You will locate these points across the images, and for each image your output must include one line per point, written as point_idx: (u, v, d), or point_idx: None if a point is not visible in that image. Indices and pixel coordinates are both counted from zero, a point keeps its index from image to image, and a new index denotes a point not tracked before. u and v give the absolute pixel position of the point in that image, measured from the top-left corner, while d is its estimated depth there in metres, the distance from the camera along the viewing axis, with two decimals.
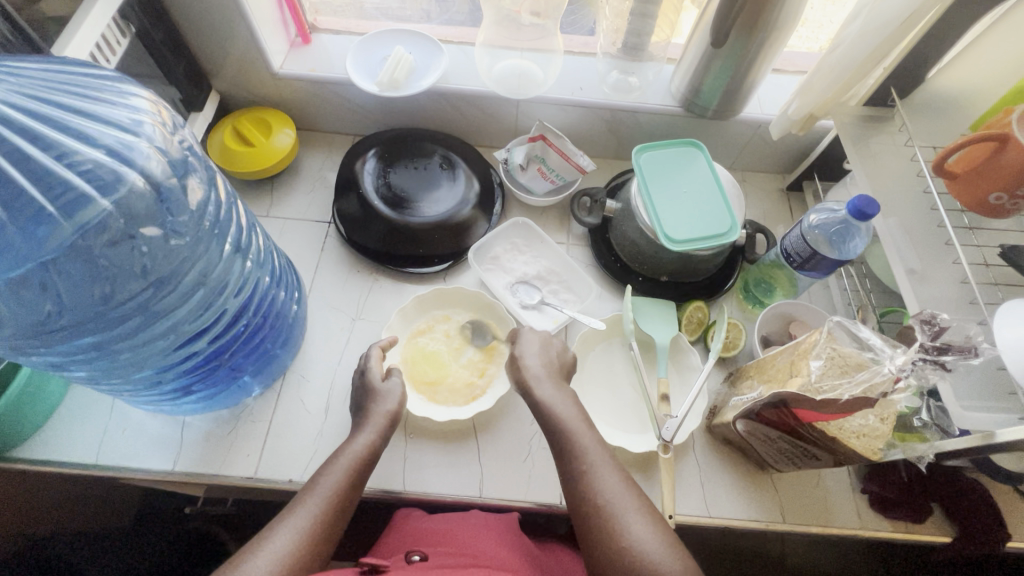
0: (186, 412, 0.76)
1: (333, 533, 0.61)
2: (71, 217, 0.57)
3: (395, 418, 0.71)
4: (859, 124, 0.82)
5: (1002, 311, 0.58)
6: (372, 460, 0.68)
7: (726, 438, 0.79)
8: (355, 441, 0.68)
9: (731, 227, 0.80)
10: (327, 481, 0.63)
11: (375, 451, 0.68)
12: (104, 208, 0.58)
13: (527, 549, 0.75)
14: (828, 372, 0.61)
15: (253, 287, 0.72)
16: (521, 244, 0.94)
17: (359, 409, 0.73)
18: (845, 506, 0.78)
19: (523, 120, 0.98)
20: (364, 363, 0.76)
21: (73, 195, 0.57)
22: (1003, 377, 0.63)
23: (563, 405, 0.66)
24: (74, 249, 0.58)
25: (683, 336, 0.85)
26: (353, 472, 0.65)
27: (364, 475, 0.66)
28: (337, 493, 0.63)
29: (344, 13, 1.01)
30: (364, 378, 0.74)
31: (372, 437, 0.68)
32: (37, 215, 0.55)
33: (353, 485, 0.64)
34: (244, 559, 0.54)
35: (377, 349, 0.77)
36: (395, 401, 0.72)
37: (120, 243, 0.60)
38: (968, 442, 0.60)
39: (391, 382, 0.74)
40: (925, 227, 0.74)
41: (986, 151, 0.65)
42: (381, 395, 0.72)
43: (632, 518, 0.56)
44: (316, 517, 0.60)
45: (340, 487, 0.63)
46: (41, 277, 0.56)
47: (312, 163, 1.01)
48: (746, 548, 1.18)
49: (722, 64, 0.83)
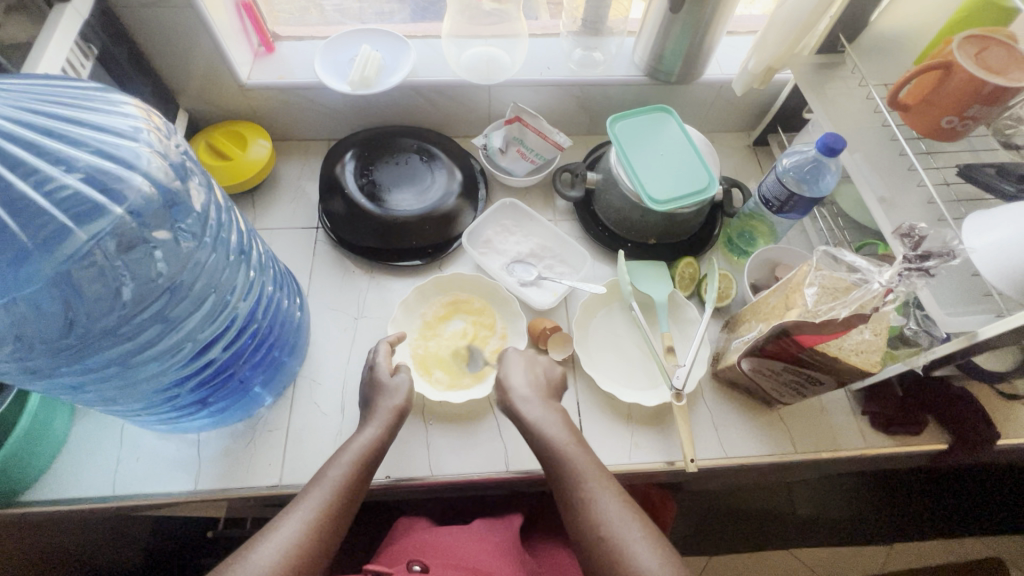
0: (199, 428, 0.75)
1: (341, 522, 0.63)
2: (84, 226, 0.56)
3: (401, 412, 0.71)
4: (815, 71, 0.87)
5: (968, 224, 0.65)
6: (380, 453, 0.68)
7: (732, 382, 0.82)
8: (362, 434, 0.69)
9: (710, 181, 0.84)
10: (334, 472, 0.64)
11: (383, 444, 0.69)
12: (115, 215, 0.57)
13: (524, 560, 0.80)
14: (822, 298, 0.65)
15: (259, 293, 0.72)
16: (510, 225, 0.96)
17: (370, 403, 0.73)
18: (849, 430, 0.82)
19: (496, 105, 1.00)
20: (374, 355, 0.77)
21: (82, 202, 0.56)
22: (977, 281, 0.68)
23: (544, 427, 0.69)
24: (88, 258, 0.57)
25: (678, 291, 0.89)
26: (359, 465, 0.66)
27: (372, 467, 0.67)
28: (346, 484, 0.64)
29: (303, 20, 1.01)
30: (375, 371, 0.75)
31: (378, 431, 0.69)
32: (49, 227, 0.55)
33: (362, 474, 0.66)
34: (253, 545, 0.57)
35: (386, 344, 0.77)
36: (402, 395, 0.72)
37: (133, 248, 0.60)
38: (954, 346, 0.66)
39: (398, 376, 0.74)
40: (888, 157, 0.80)
41: (935, 79, 0.70)
42: (397, 385, 0.73)
43: (575, 455, 0.66)
44: (323, 507, 0.61)
45: (349, 477, 0.64)
46: (57, 285, 0.55)
47: (291, 172, 1.01)
48: (756, 510, 1.33)
49: (680, 29, 0.86)
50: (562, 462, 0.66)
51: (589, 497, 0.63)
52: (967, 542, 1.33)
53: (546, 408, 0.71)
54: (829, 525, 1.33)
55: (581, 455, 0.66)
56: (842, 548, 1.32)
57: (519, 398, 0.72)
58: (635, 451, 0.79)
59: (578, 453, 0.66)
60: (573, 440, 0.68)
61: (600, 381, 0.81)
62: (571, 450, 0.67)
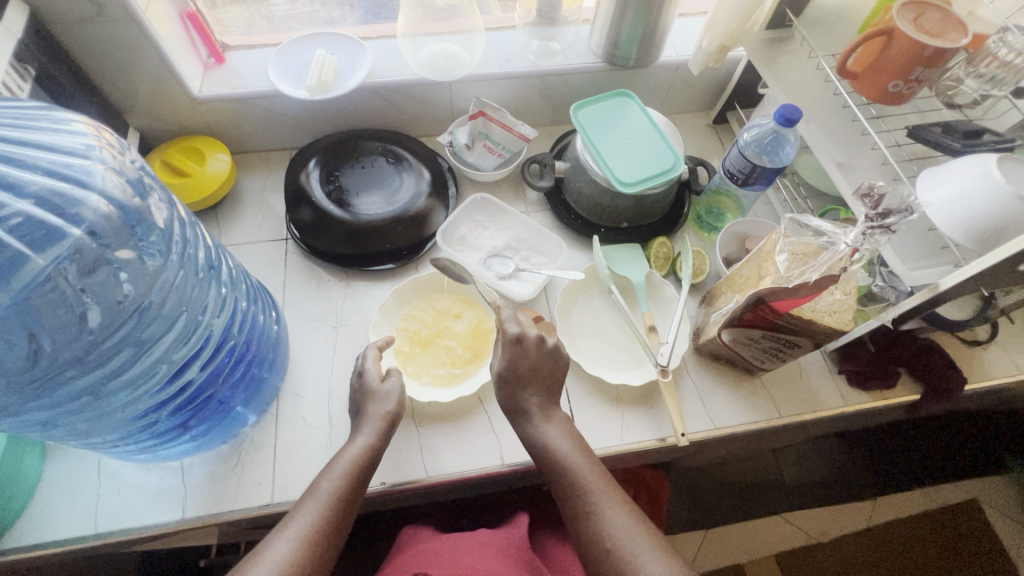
0: (180, 454, 0.72)
1: (338, 533, 0.61)
2: (43, 251, 0.54)
3: (394, 418, 0.71)
4: (766, 46, 0.89)
5: (922, 177, 0.69)
6: (373, 461, 0.67)
7: (714, 354, 0.84)
8: (355, 444, 0.68)
9: (676, 161, 0.85)
10: (327, 484, 0.63)
11: (376, 452, 0.68)
12: (75, 237, 0.55)
13: (531, 564, 0.80)
14: (793, 264, 0.67)
15: (233, 309, 0.70)
16: (483, 220, 0.96)
17: (360, 411, 0.72)
18: (828, 390, 0.85)
19: (458, 101, 1.00)
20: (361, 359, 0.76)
21: (38, 227, 0.54)
22: (934, 235, 0.72)
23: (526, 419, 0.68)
24: (50, 283, 0.55)
25: (655, 272, 0.90)
26: (353, 473, 0.65)
27: (365, 476, 0.66)
28: (338, 496, 0.62)
29: (252, 27, 0.98)
30: (365, 379, 0.73)
31: (372, 438, 0.68)
32: (5, 255, 0.52)
33: (355, 483, 0.64)
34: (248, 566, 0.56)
35: (372, 350, 0.76)
36: (395, 400, 0.71)
37: (97, 269, 0.57)
38: (919, 298, 0.69)
39: (389, 382, 0.72)
40: (842, 124, 0.82)
41: (878, 46, 0.73)
42: (388, 390, 0.72)
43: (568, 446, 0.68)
44: (317, 520, 0.60)
45: (342, 486, 0.63)
46: (18, 315, 0.53)
47: (253, 185, 0.98)
48: (745, 480, 1.37)
49: (634, 13, 0.87)
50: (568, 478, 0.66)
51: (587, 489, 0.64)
52: (946, 488, 1.40)
53: (534, 397, 0.71)
54: (816, 487, 1.38)
55: (568, 444, 0.68)
56: (829, 507, 1.37)
57: (503, 392, 0.72)
58: (627, 432, 0.80)
59: (566, 442, 0.68)
60: (558, 428, 0.69)
61: (587, 365, 0.82)
62: (562, 440, 0.68)
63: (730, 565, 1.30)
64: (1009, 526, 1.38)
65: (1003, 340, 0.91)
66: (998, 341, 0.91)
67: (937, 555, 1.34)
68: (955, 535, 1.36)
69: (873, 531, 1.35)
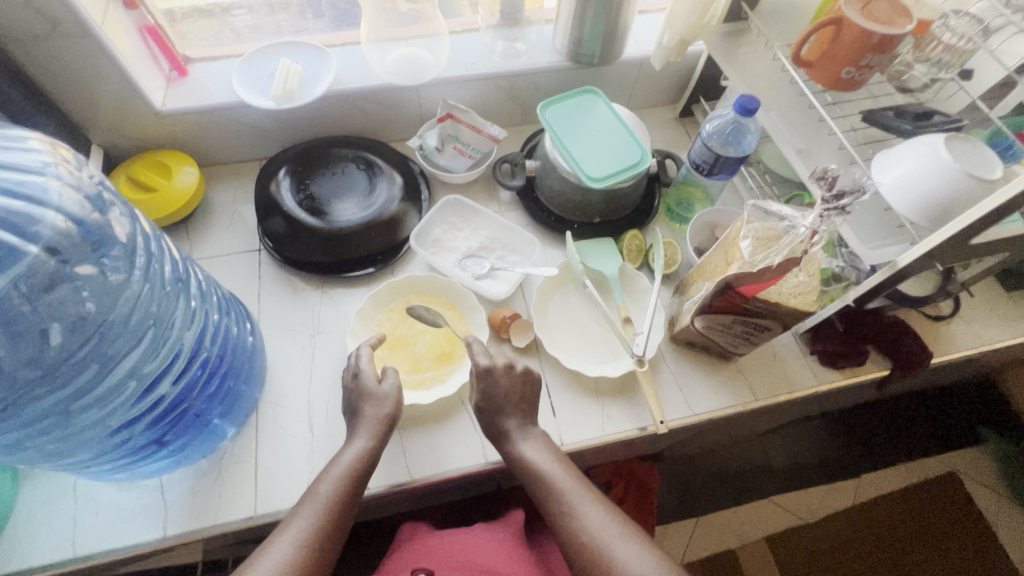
0: (157, 471, 0.71)
1: (335, 538, 0.61)
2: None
3: (392, 421, 0.70)
4: (725, 39, 0.91)
5: (877, 159, 0.71)
6: (370, 465, 0.67)
7: (689, 343, 0.86)
8: (352, 447, 0.67)
9: (643, 154, 0.87)
10: (325, 488, 0.63)
11: (373, 457, 0.68)
12: (32, 255, 0.54)
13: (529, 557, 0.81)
14: (757, 248, 0.69)
15: (203, 321, 0.70)
16: (457, 222, 0.96)
17: (354, 411, 0.71)
18: (801, 371, 0.87)
19: (426, 105, 1.00)
20: (357, 357, 0.75)
21: None
22: (891, 215, 0.74)
23: None
24: (7, 303, 0.53)
25: (628, 264, 0.91)
26: (351, 477, 0.65)
27: (362, 481, 0.66)
28: (335, 499, 0.62)
29: (214, 39, 0.97)
30: (361, 380, 0.72)
31: (368, 442, 0.68)
32: None
33: (353, 487, 0.64)
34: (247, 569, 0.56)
35: (366, 349, 0.75)
36: (391, 402, 0.71)
37: (57, 286, 0.56)
38: (880, 277, 0.71)
39: (387, 383, 0.72)
40: (800, 112, 0.85)
41: (829, 35, 0.76)
42: (386, 392, 0.71)
43: (541, 459, 0.68)
44: (314, 524, 0.60)
45: (341, 489, 0.63)
46: None
47: (224, 197, 0.97)
48: (731, 466, 1.40)
49: (595, 11, 0.88)
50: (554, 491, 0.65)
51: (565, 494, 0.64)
52: (925, 462, 1.44)
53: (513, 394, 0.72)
54: (802, 469, 1.41)
55: (541, 454, 0.69)
56: (817, 487, 1.40)
57: (482, 391, 0.72)
58: (608, 423, 0.81)
59: (541, 451, 0.69)
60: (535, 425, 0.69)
61: (565, 359, 0.83)
62: (535, 454, 0.69)
63: (723, 550, 1.32)
64: (988, 496, 1.41)
65: (966, 314, 0.94)
66: (961, 315, 0.94)
67: (921, 528, 1.37)
68: (937, 507, 1.40)
69: (857, 508, 1.38)
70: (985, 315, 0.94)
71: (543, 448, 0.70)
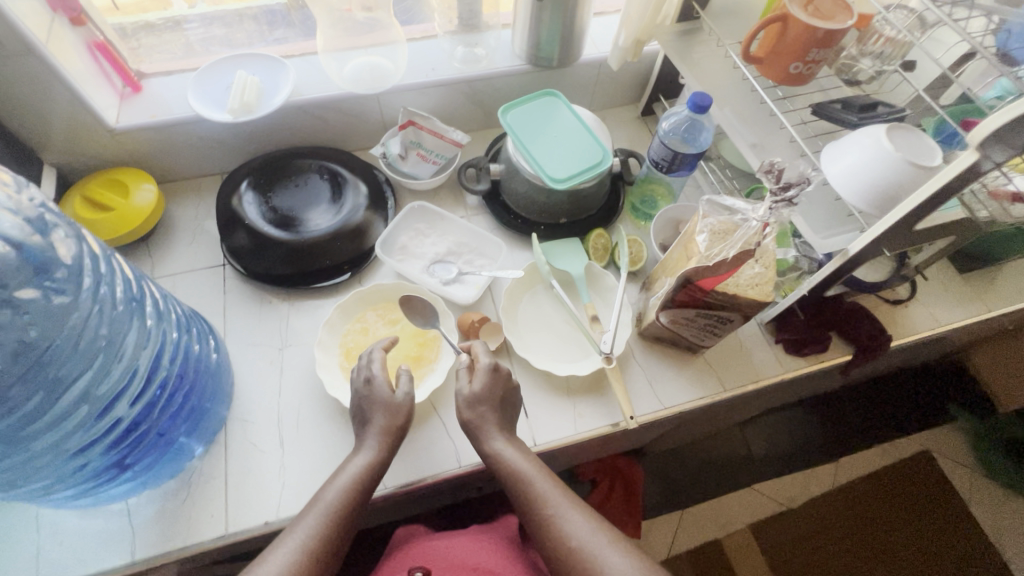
0: (121, 495, 0.70)
1: (337, 546, 0.61)
2: None
3: (401, 430, 0.69)
4: (679, 38, 0.93)
5: (826, 151, 0.73)
6: (377, 474, 0.67)
7: (657, 338, 0.87)
8: (359, 456, 0.67)
9: (603, 154, 0.88)
10: (329, 495, 0.63)
11: (380, 467, 0.67)
12: None
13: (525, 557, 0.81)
14: (713, 242, 0.70)
15: (158, 340, 0.68)
16: (424, 228, 0.96)
17: (364, 416, 0.70)
18: (768, 361, 0.89)
19: (388, 112, 1.00)
20: (367, 359, 0.74)
21: None
22: (841, 205, 0.76)
23: None
24: None
25: (594, 263, 0.93)
26: (357, 484, 0.64)
27: (366, 494, 0.65)
28: (340, 506, 0.62)
29: (168, 53, 0.96)
30: (376, 385, 0.71)
31: (376, 452, 0.67)
32: None
33: (358, 494, 0.64)
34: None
35: (380, 351, 0.74)
36: (403, 412, 0.70)
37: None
38: (833, 265, 0.73)
39: (401, 392, 0.71)
40: (753, 107, 0.87)
41: (776, 32, 0.78)
42: (400, 401, 0.70)
43: (526, 468, 0.67)
44: (317, 531, 0.59)
45: (345, 497, 0.63)
46: None
47: (186, 213, 0.96)
48: (712, 457, 1.42)
49: (550, 14, 0.89)
50: (540, 498, 0.65)
51: (547, 501, 0.64)
52: (899, 442, 1.48)
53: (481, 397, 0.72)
54: (781, 457, 1.44)
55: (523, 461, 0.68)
56: (797, 474, 1.42)
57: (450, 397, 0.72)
58: (580, 421, 0.81)
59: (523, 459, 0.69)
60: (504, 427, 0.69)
61: (535, 360, 0.83)
62: (517, 459, 0.68)
63: (708, 540, 1.34)
64: (960, 472, 1.46)
65: (923, 296, 0.97)
66: (918, 298, 0.97)
67: (899, 507, 1.41)
68: (912, 485, 1.43)
69: (837, 492, 1.41)
70: (941, 297, 0.98)
71: (523, 454, 0.69)
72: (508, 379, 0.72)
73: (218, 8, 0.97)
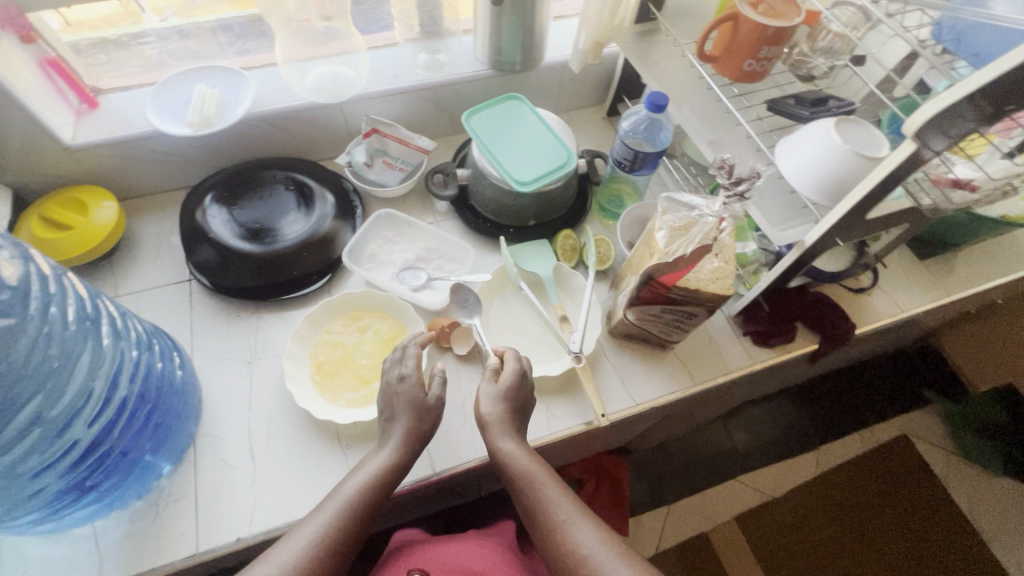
0: (85, 519, 0.69)
1: (351, 540, 0.61)
2: None
3: (425, 430, 0.70)
4: (637, 40, 0.95)
5: (780, 145, 0.75)
6: (402, 471, 0.67)
7: (627, 335, 0.88)
8: (385, 451, 0.67)
9: (567, 155, 0.89)
10: (349, 487, 0.64)
11: (404, 464, 0.67)
12: None
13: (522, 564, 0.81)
14: (673, 238, 0.72)
15: (114, 359, 0.67)
16: (392, 236, 0.96)
17: (392, 412, 0.70)
18: (736, 353, 0.91)
19: (352, 121, 1.00)
20: (401, 354, 0.74)
21: None
22: (795, 198, 0.78)
23: None
24: None
25: (563, 264, 0.93)
26: (379, 479, 0.65)
27: (387, 491, 0.65)
28: (360, 498, 0.63)
29: (124, 69, 0.95)
30: (410, 383, 0.71)
31: (400, 449, 0.67)
32: None
33: (381, 487, 0.65)
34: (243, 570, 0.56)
35: (415, 347, 0.75)
36: (432, 412, 0.70)
37: None
38: (792, 256, 0.75)
39: (435, 390, 0.72)
40: (710, 105, 0.88)
41: (728, 31, 0.80)
42: (433, 400, 0.71)
43: (534, 471, 0.66)
44: (334, 524, 0.60)
45: (365, 490, 0.64)
46: None
47: (149, 229, 0.95)
48: (695, 451, 1.44)
49: (510, 19, 0.90)
50: (545, 502, 0.63)
51: (548, 504, 0.63)
52: (876, 428, 1.51)
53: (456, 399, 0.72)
54: (763, 448, 1.46)
55: (529, 463, 0.66)
56: (779, 464, 1.44)
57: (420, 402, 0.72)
58: (553, 421, 0.82)
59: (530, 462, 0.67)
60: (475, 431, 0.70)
61: None
62: (524, 460, 0.66)
63: (695, 534, 1.35)
64: (936, 454, 1.49)
65: (884, 284, 1.00)
66: (880, 286, 0.99)
67: (881, 491, 1.43)
68: (891, 469, 1.46)
69: (820, 479, 1.43)
70: (902, 283, 1.00)
71: (530, 455, 0.67)
72: (516, 374, 0.73)
73: (189, 20, 0.93)
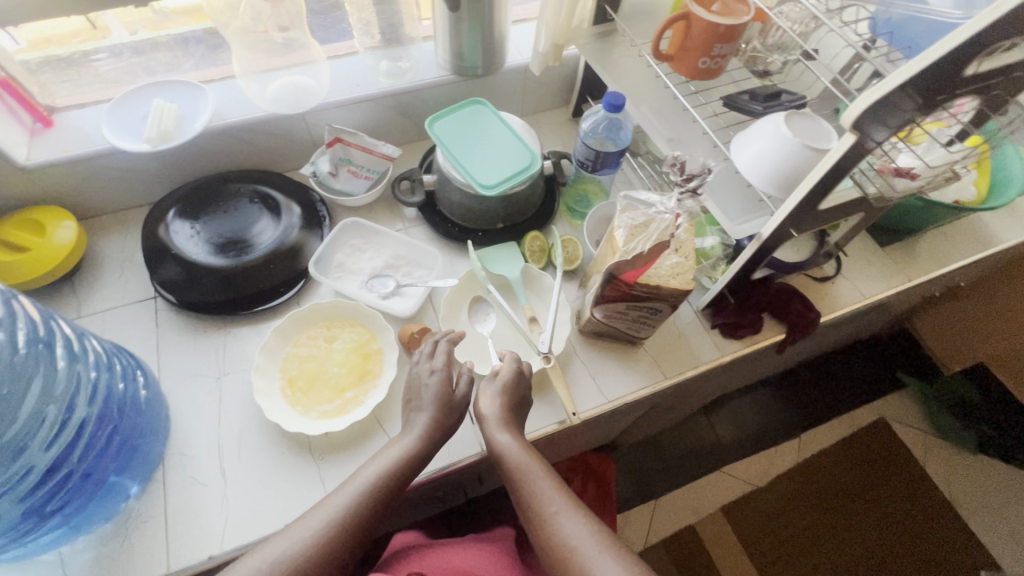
0: (48, 546, 0.67)
1: (363, 527, 0.61)
2: None
3: (444, 422, 0.70)
4: (595, 41, 0.96)
5: (735, 140, 0.76)
6: (422, 459, 0.67)
7: (597, 333, 0.89)
8: (404, 441, 0.68)
9: (531, 157, 0.89)
10: (369, 471, 0.64)
11: (422, 454, 0.68)
12: None
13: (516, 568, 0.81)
14: (632, 235, 0.73)
15: (70, 380, 0.67)
16: (360, 244, 0.96)
17: (417, 402, 0.71)
18: (705, 345, 0.92)
19: (315, 131, 1.00)
20: (432, 350, 0.75)
21: None
22: (751, 191, 0.80)
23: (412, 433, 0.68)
24: None
25: (531, 265, 0.94)
26: (400, 465, 0.65)
27: (405, 479, 0.66)
28: (378, 482, 0.63)
29: (79, 86, 0.93)
30: (438, 378, 0.72)
31: (420, 439, 0.68)
32: None
33: (399, 473, 0.65)
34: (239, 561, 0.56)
35: (446, 343, 0.76)
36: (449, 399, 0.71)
37: None
38: (752, 248, 0.76)
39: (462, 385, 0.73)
40: (668, 103, 0.90)
41: (681, 30, 0.81)
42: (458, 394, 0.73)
43: (530, 466, 0.66)
44: (350, 508, 0.61)
45: (382, 476, 0.64)
46: None
47: (112, 247, 0.94)
48: (677, 445, 1.45)
49: (468, 25, 0.90)
50: (538, 494, 0.63)
51: (540, 496, 0.63)
52: (854, 413, 1.53)
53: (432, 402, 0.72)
54: (744, 438, 1.48)
55: (526, 456, 0.66)
56: (761, 454, 1.46)
57: None
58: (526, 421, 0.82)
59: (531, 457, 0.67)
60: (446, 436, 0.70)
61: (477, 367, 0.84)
62: (520, 454, 0.67)
63: (682, 526, 1.36)
64: (913, 436, 1.52)
65: (847, 271, 1.02)
66: (843, 273, 1.02)
67: (861, 473, 1.46)
68: (869, 452, 1.49)
69: (803, 466, 1.46)
70: (864, 270, 1.03)
71: (529, 450, 0.68)
72: (508, 372, 0.74)
73: (145, 36, 0.92)
